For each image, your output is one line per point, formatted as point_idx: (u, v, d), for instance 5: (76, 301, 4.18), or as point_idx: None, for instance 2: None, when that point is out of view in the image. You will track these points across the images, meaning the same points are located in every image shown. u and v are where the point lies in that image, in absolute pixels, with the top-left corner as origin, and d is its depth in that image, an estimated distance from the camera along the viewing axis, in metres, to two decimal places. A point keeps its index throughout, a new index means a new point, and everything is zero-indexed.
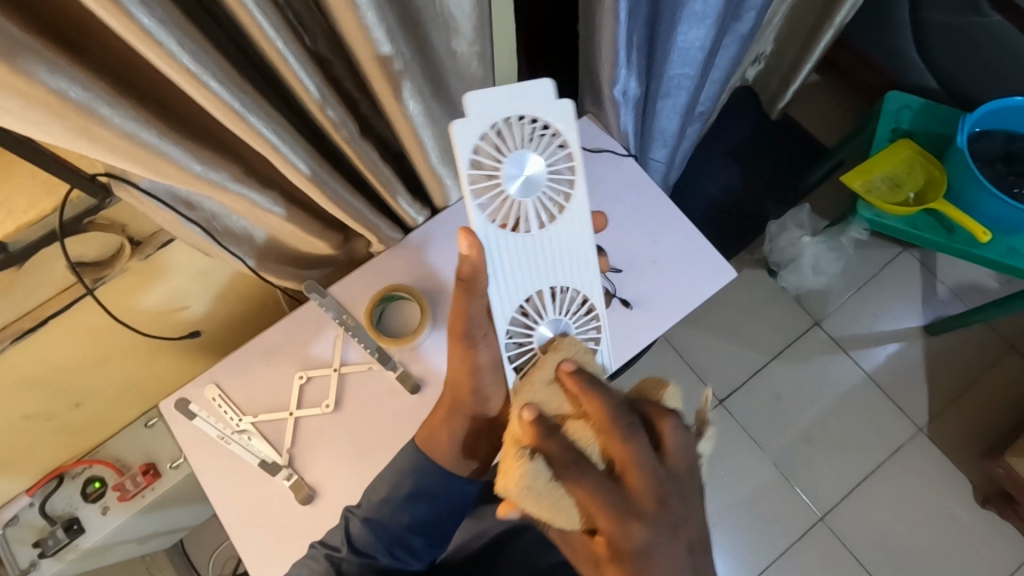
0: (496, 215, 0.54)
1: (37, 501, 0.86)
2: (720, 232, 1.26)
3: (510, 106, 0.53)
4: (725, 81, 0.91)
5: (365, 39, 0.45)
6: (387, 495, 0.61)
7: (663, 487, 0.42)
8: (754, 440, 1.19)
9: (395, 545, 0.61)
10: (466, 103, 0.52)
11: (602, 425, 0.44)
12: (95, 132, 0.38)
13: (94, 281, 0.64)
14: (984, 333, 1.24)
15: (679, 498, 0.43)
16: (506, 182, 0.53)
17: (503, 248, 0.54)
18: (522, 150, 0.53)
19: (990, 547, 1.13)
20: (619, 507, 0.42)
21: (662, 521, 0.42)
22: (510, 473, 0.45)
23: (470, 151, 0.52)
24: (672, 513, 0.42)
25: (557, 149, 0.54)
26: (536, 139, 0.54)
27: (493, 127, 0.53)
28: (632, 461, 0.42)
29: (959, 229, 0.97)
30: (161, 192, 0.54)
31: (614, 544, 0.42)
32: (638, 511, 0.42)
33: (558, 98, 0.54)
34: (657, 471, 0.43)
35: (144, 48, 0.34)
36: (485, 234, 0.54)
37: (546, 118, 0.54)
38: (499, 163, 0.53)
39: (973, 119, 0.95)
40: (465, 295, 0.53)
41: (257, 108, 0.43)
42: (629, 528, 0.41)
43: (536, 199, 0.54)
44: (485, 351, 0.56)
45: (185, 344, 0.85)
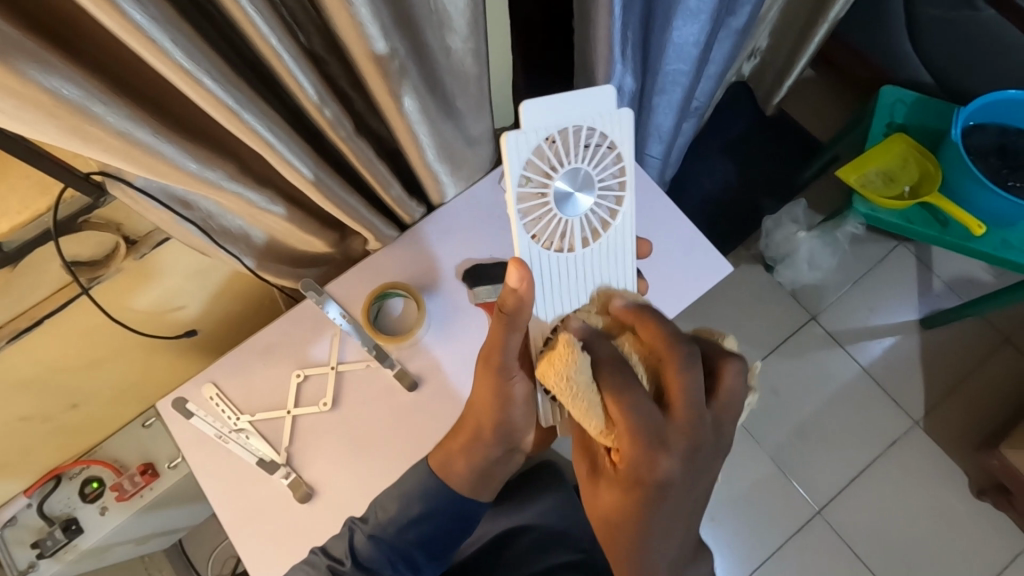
0: (540, 234, 0.54)
1: (35, 502, 0.86)
2: (717, 228, 1.27)
3: (564, 119, 0.51)
4: (720, 76, 0.91)
5: (360, 36, 0.45)
6: (394, 515, 0.63)
7: (699, 425, 0.44)
8: (751, 434, 1.20)
9: (399, 558, 0.65)
10: (521, 113, 0.50)
11: (662, 349, 0.45)
12: (90, 131, 0.38)
13: (90, 280, 0.64)
14: (978, 325, 1.25)
15: (710, 441, 0.45)
16: (554, 202, 0.53)
17: (545, 266, 0.55)
18: (573, 168, 0.52)
19: (986, 538, 1.14)
20: (657, 431, 0.43)
21: (687, 458, 0.44)
22: (556, 368, 0.46)
23: (520, 167, 0.51)
24: (699, 453, 0.45)
25: (611, 166, 0.53)
26: (589, 155, 0.52)
27: (546, 142, 0.51)
28: (685, 386, 0.44)
29: (953, 222, 0.97)
30: (155, 191, 0.54)
31: (636, 469, 0.43)
32: (672, 441, 0.43)
33: (616, 111, 0.52)
34: (700, 409, 0.44)
35: (137, 46, 0.34)
36: (528, 253, 0.54)
37: (602, 132, 0.52)
38: (548, 179, 0.52)
39: (967, 113, 0.95)
40: (504, 327, 0.53)
41: (252, 106, 0.43)
42: (657, 457, 0.43)
43: (584, 218, 0.54)
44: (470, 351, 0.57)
45: (182, 344, 0.85)
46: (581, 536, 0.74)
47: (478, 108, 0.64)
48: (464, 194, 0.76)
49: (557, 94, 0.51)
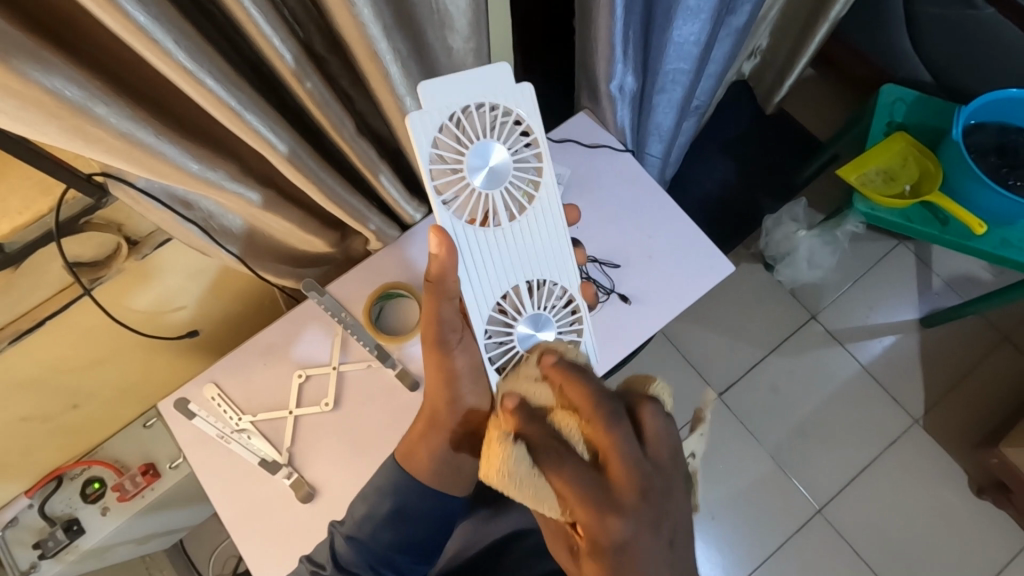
0: (464, 211, 0.53)
1: (36, 503, 0.86)
2: (717, 226, 1.27)
3: (466, 96, 0.52)
4: (720, 75, 0.91)
5: (361, 36, 0.45)
6: (369, 512, 0.60)
7: (646, 478, 0.41)
8: (752, 433, 1.20)
9: (380, 564, 0.60)
10: (421, 93, 0.51)
11: (582, 412, 0.43)
12: (90, 131, 0.38)
13: (91, 281, 0.64)
14: (978, 324, 1.25)
15: (665, 487, 0.42)
16: (471, 175, 0.52)
17: (472, 242, 0.53)
18: (483, 141, 0.52)
19: (986, 536, 1.14)
20: (602, 495, 0.40)
21: (643, 514, 0.40)
22: (490, 464, 0.44)
23: (430, 146, 0.51)
24: (654, 505, 0.41)
25: (520, 137, 0.54)
26: (496, 129, 0.53)
27: (450, 120, 0.52)
28: (618, 443, 0.41)
29: (954, 221, 0.97)
30: (157, 191, 0.54)
31: (596, 538, 0.40)
32: (622, 500, 0.40)
33: (516, 85, 0.53)
34: (639, 461, 0.41)
35: (139, 46, 0.34)
36: (454, 230, 0.53)
37: (504, 107, 0.53)
38: (460, 154, 0.52)
39: (967, 112, 0.95)
40: (436, 300, 0.54)
41: (254, 106, 0.43)
42: (608, 521, 0.40)
43: (502, 190, 0.54)
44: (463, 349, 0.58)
45: (182, 344, 0.85)
46: None
47: None
48: None
49: (454, 74, 0.52)
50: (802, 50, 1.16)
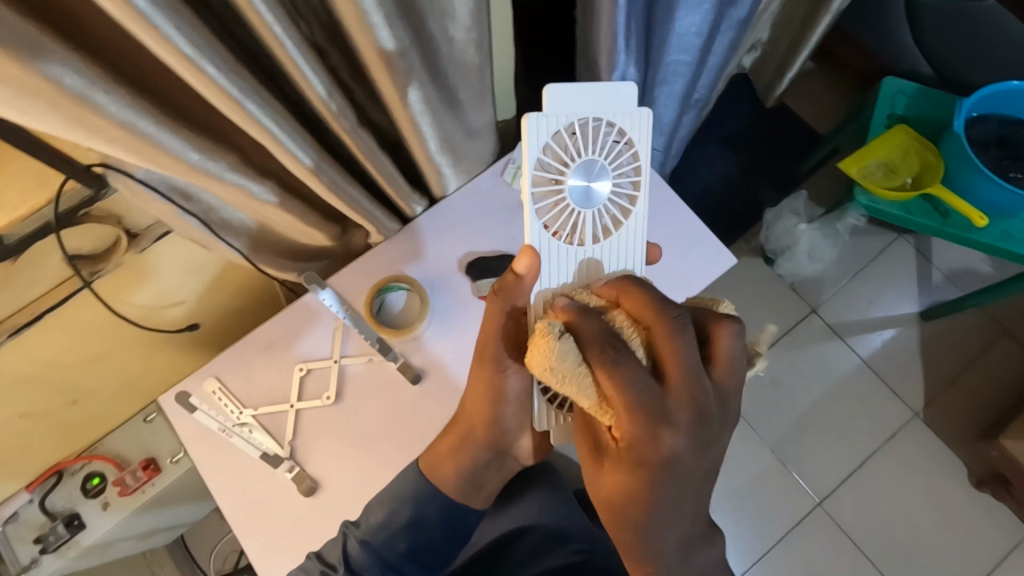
0: (552, 223, 0.53)
1: (36, 499, 0.85)
2: (718, 220, 1.26)
3: (586, 111, 0.52)
4: (721, 67, 0.91)
5: (362, 25, 0.44)
6: (386, 520, 0.62)
7: (702, 397, 0.42)
8: (753, 427, 1.20)
9: (391, 570, 0.64)
10: (545, 97, 0.51)
11: (651, 320, 0.44)
12: (89, 118, 0.37)
13: (91, 274, 0.63)
14: (978, 317, 1.25)
15: (717, 412, 0.43)
16: (570, 192, 0.52)
17: (554, 259, 0.53)
18: (589, 159, 0.52)
19: (986, 528, 1.15)
20: (657, 405, 0.41)
21: (693, 434, 0.41)
22: (536, 351, 0.44)
23: (537, 152, 0.52)
24: (705, 427, 0.42)
25: (627, 162, 0.54)
26: (607, 150, 0.53)
27: (564, 130, 0.52)
28: (685, 356, 0.42)
29: (955, 213, 0.97)
30: (156, 182, 0.54)
31: (637, 448, 0.41)
32: (676, 415, 0.41)
33: (636, 110, 0.53)
34: (698, 379, 0.42)
35: (138, 31, 0.33)
36: (539, 242, 0.53)
37: (619, 130, 0.53)
38: (564, 168, 0.52)
39: (970, 104, 0.95)
40: (497, 311, 0.53)
41: (255, 96, 0.43)
42: (659, 430, 0.40)
43: (598, 213, 0.53)
44: (516, 371, 0.57)
45: (183, 338, 0.85)
46: (580, 533, 0.74)
47: (480, 100, 0.64)
48: (465, 187, 0.75)
49: (583, 84, 0.52)
50: (803, 43, 1.15)
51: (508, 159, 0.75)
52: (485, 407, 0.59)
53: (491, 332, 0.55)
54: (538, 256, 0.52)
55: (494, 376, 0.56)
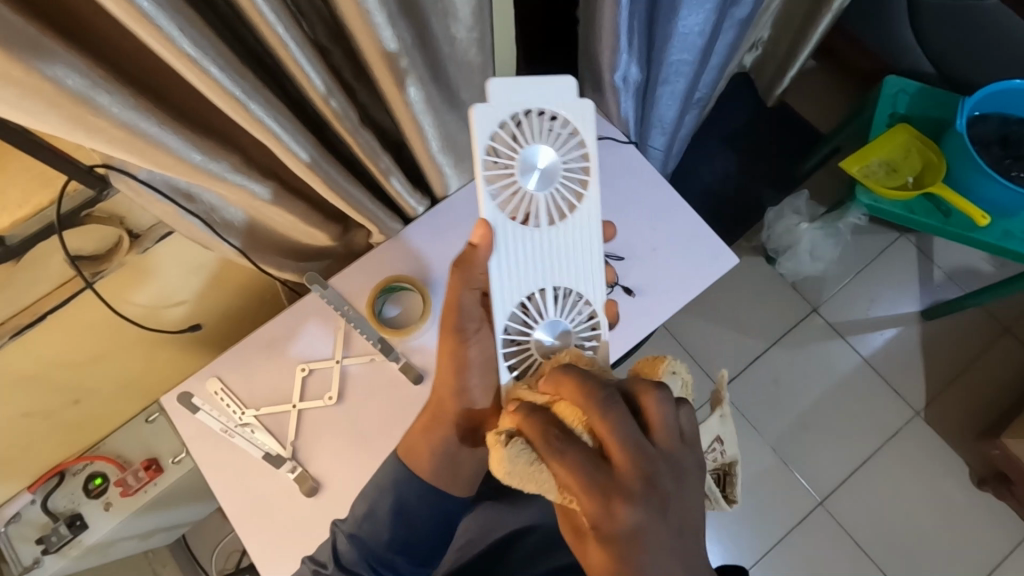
0: (505, 206, 0.53)
1: (39, 499, 0.86)
2: (719, 219, 1.26)
3: (531, 99, 0.53)
4: (722, 66, 0.90)
5: (366, 25, 0.44)
6: (369, 510, 0.60)
7: (650, 464, 0.37)
8: (754, 427, 1.20)
9: (381, 565, 0.61)
10: (490, 87, 0.52)
11: (581, 402, 0.41)
12: (91, 119, 0.37)
13: (93, 275, 0.63)
14: (980, 316, 1.25)
15: (675, 471, 0.38)
16: (521, 176, 0.53)
17: (509, 239, 0.53)
18: (536, 146, 0.53)
19: (988, 528, 1.15)
20: (603, 485, 0.37)
21: (651, 500, 0.36)
22: (494, 457, 0.44)
23: (487, 137, 0.52)
24: (664, 491, 0.37)
25: (574, 149, 0.54)
26: (554, 135, 0.53)
27: (510, 119, 0.53)
28: (618, 427, 0.38)
29: (956, 213, 0.97)
30: (159, 183, 0.54)
31: (601, 527, 0.37)
32: (626, 486, 0.37)
33: (579, 102, 0.54)
34: (644, 447, 0.38)
35: (142, 33, 0.33)
36: (495, 221, 0.53)
37: (564, 117, 0.54)
38: (514, 153, 0.53)
39: (971, 103, 0.94)
40: (458, 284, 0.56)
41: (258, 96, 0.43)
42: (614, 507, 0.36)
43: (549, 195, 0.54)
44: (475, 340, 0.57)
45: (184, 338, 0.85)
46: None
47: (482, 99, 0.64)
48: (466, 186, 0.75)
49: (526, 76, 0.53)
50: (804, 42, 1.15)
51: None
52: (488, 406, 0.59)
53: (454, 305, 0.57)
54: (493, 231, 0.53)
55: (457, 347, 0.57)
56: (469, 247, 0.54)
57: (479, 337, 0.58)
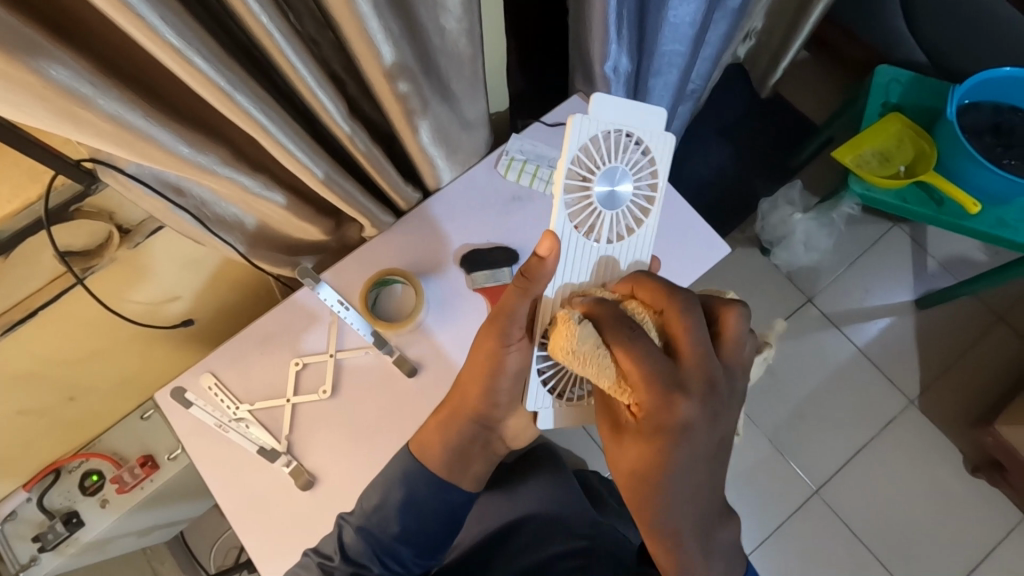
0: (574, 218, 0.55)
1: (34, 497, 0.84)
2: (712, 210, 1.26)
3: (621, 123, 0.55)
4: (716, 57, 0.90)
5: (353, 16, 0.44)
6: (379, 503, 0.61)
7: (714, 371, 0.45)
8: (750, 417, 1.21)
9: (387, 556, 0.62)
10: (590, 103, 0.55)
11: (664, 302, 0.46)
12: (81, 113, 0.37)
13: (83, 270, 0.63)
14: (973, 305, 1.25)
15: (731, 379, 0.47)
16: (597, 195, 0.55)
17: (574, 251, 0.56)
18: (614, 166, 0.55)
19: (982, 515, 1.16)
20: (671, 376, 0.43)
21: (706, 400, 0.44)
22: (561, 334, 0.47)
23: (574, 149, 0.54)
24: (717, 399, 0.44)
25: (647, 176, 0.57)
26: (634, 162, 0.56)
27: (599, 136, 0.55)
28: (695, 332, 0.44)
29: (949, 201, 0.97)
30: (149, 177, 0.54)
31: (658, 413, 0.43)
32: (689, 385, 0.43)
33: (663, 133, 0.56)
34: (710, 357, 0.45)
35: (126, 24, 0.33)
36: (562, 232, 0.55)
37: (647, 147, 0.56)
38: (593, 170, 0.55)
39: (963, 91, 0.95)
40: (522, 292, 0.53)
41: (245, 88, 0.42)
42: (672, 397, 0.43)
43: (615, 216, 0.56)
44: (516, 348, 0.57)
45: (178, 334, 0.85)
46: (580, 524, 0.74)
47: (473, 91, 0.63)
48: (459, 179, 0.75)
49: (624, 100, 0.55)
50: (795, 33, 1.15)
51: (502, 151, 0.75)
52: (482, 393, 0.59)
53: (505, 310, 0.55)
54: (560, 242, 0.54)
55: (497, 351, 0.56)
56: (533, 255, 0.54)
57: (522, 345, 0.57)
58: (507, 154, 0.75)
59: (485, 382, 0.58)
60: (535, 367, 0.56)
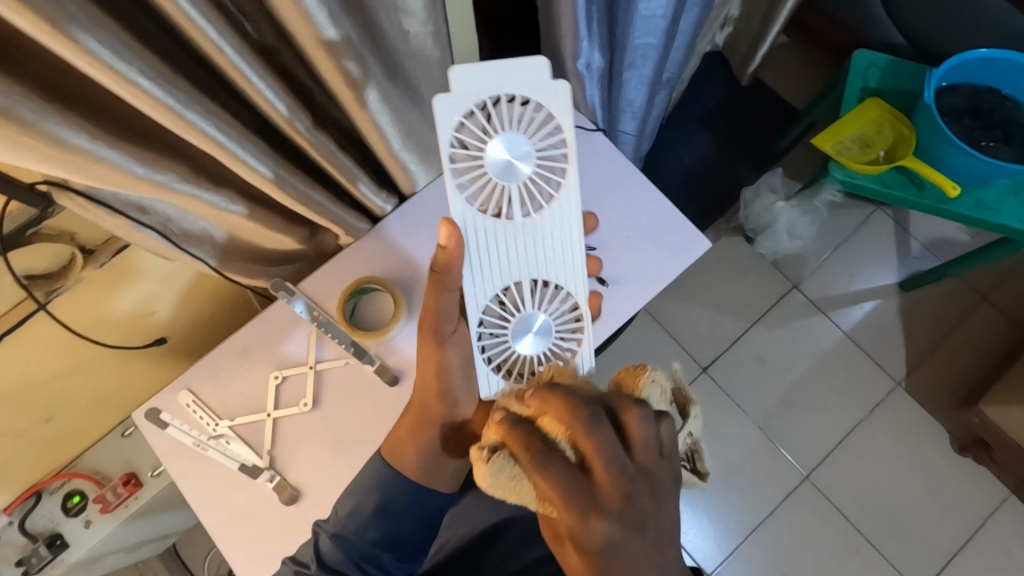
0: (477, 198, 0.55)
1: (16, 520, 0.82)
2: (695, 200, 1.26)
3: (500, 84, 0.54)
4: (690, 46, 0.89)
5: (307, 25, 0.42)
6: (351, 508, 0.62)
7: (631, 483, 0.40)
8: (742, 409, 1.21)
9: (365, 561, 0.62)
10: (451, 78, 0.53)
11: (566, 415, 0.42)
12: (23, 139, 0.36)
13: (47, 295, 0.62)
14: (956, 285, 1.26)
15: (657, 481, 0.41)
16: (490, 167, 0.54)
17: (482, 233, 0.56)
18: (503, 134, 0.53)
19: (969, 495, 1.17)
20: (585, 500, 0.40)
21: (628, 519, 0.40)
22: (479, 467, 0.45)
23: (453, 129, 0.53)
24: (640, 510, 0.40)
25: (549, 134, 0.55)
26: (525, 123, 0.54)
27: (477, 106, 0.53)
28: (601, 448, 0.40)
29: (929, 185, 0.97)
30: (109, 198, 0.52)
31: (580, 538, 0.40)
32: (606, 503, 0.39)
33: (553, 83, 0.54)
34: (624, 465, 0.40)
35: (55, 46, 0.31)
36: (464, 218, 0.55)
37: (538, 103, 0.54)
38: (482, 143, 0.53)
39: (940, 74, 0.94)
40: (436, 289, 0.56)
41: (197, 104, 0.41)
42: (592, 522, 0.39)
43: (522, 183, 0.55)
44: (453, 342, 0.59)
45: (153, 351, 0.84)
46: None
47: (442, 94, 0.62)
48: (436, 181, 0.74)
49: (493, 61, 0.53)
50: (774, 20, 1.14)
51: None
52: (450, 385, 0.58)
53: (431, 310, 0.57)
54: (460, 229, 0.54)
55: (434, 351, 0.59)
56: (438, 248, 0.55)
57: (456, 338, 0.59)
58: None
59: None
60: (479, 354, 0.56)
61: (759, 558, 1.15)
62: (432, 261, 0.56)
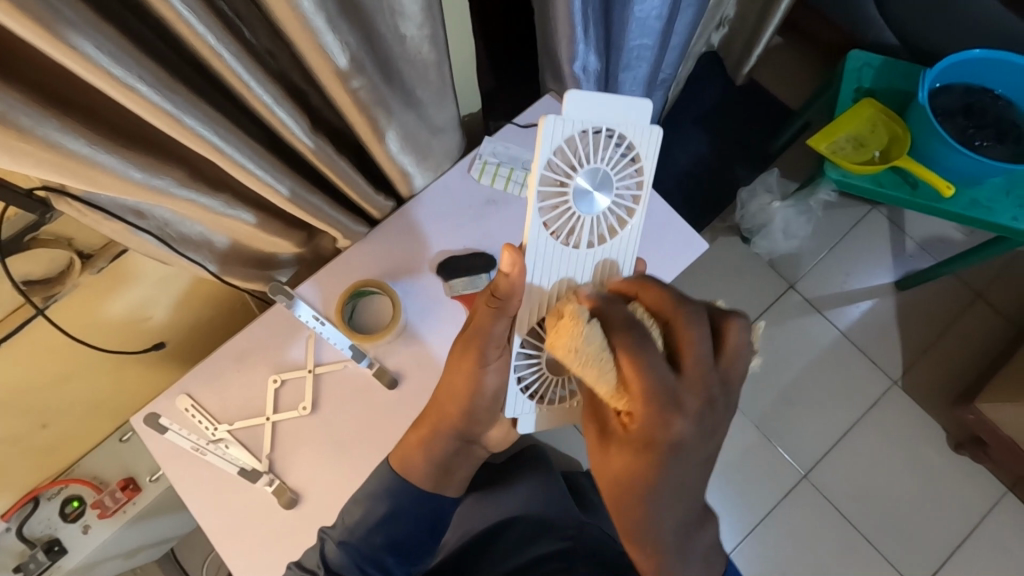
0: (550, 223, 0.52)
1: (13, 527, 0.81)
2: (691, 201, 1.26)
3: (602, 116, 0.50)
4: (684, 47, 0.89)
5: (304, 29, 0.42)
6: (351, 511, 0.62)
7: (712, 387, 0.43)
8: (739, 408, 1.21)
9: (372, 565, 0.61)
10: (563, 100, 0.49)
11: (670, 307, 0.43)
12: (16, 144, 0.36)
13: (45, 300, 0.61)
14: (951, 283, 1.27)
15: (728, 394, 0.45)
16: (573, 199, 0.51)
17: (545, 259, 0.52)
18: (592, 167, 0.50)
19: (966, 491, 1.17)
20: (670, 392, 0.41)
21: (700, 419, 0.42)
22: (564, 332, 0.44)
23: (548, 152, 0.50)
24: (710, 414, 0.43)
25: (630, 174, 0.52)
26: (612, 161, 0.51)
27: (577, 135, 0.50)
28: (698, 341, 0.42)
29: (923, 184, 0.97)
30: (106, 203, 0.52)
31: (650, 432, 0.41)
32: (686, 400, 0.41)
33: (650, 127, 0.51)
34: (711, 366, 0.43)
35: (49, 50, 0.31)
36: (535, 244, 0.52)
37: (631, 144, 0.51)
38: (570, 172, 0.50)
39: (933, 75, 0.95)
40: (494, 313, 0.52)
41: (193, 108, 0.41)
42: (669, 415, 0.41)
43: (596, 219, 0.52)
44: (495, 367, 0.57)
45: (151, 356, 0.84)
46: (564, 524, 0.75)
47: (439, 96, 0.63)
48: (434, 184, 0.74)
49: (603, 93, 0.49)
50: (767, 21, 1.15)
51: (476, 154, 0.74)
52: (471, 394, 0.58)
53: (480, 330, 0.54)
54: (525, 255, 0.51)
55: (475, 372, 0.57)
56: (501, 271, 0.51)
57: (500, 365, 0.57)
58: (481, 158, 0.74)
59: (458, 393, 0.58)
60: (513, 374, 0.54)
61: (758, 557, 1.15)
62: (492, 282, 0.52)
